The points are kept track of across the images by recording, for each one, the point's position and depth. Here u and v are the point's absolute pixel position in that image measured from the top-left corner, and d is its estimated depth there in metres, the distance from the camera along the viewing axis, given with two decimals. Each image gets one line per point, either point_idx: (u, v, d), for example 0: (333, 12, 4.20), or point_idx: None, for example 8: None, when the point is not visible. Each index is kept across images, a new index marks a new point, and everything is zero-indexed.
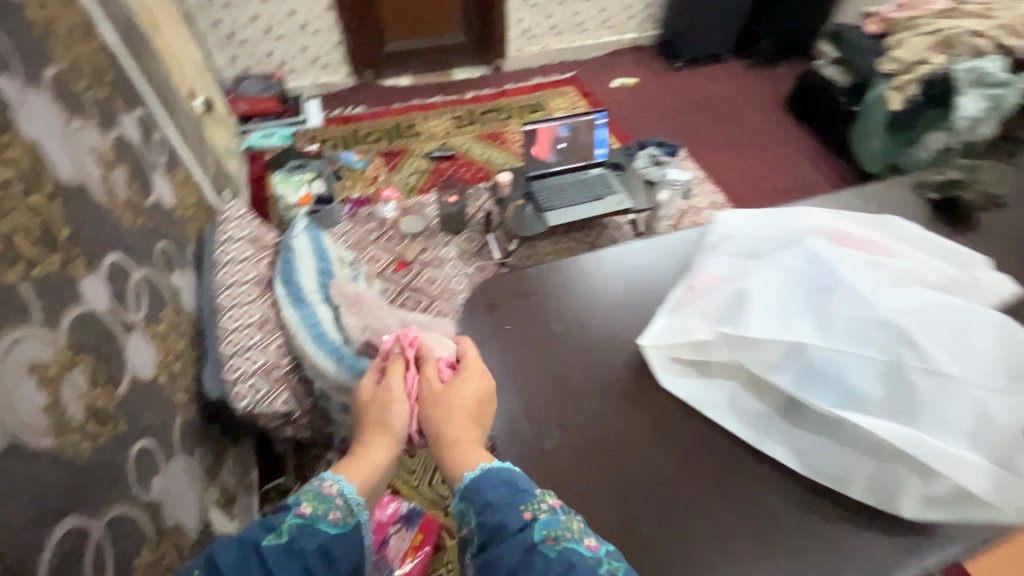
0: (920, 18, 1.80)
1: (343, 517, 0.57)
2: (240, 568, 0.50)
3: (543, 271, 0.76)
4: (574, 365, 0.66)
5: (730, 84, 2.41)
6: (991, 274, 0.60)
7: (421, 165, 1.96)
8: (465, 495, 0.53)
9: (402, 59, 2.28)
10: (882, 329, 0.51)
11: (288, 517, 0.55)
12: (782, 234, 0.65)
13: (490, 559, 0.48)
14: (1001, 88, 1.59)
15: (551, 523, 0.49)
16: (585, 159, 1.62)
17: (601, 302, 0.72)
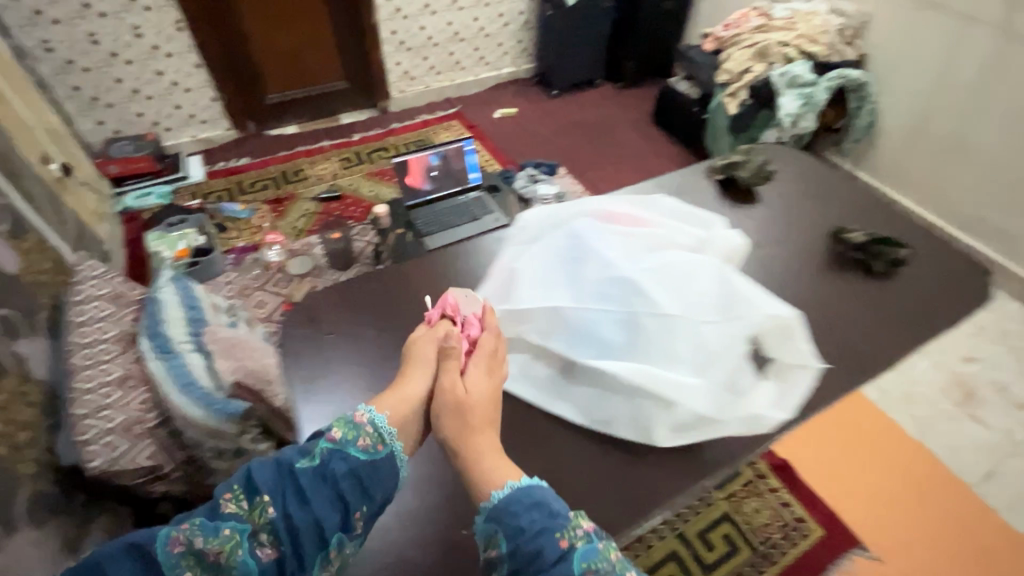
0: (742, 34, 2.05)
1: (374, 445, 0.59)
2: (276, 489, 0.55)
3: (363, 283, 0.79)
4: (387, 363, 0.70)
5: (603, 106, 2.63)
6: (726, 232, 0.71)
7: (308, 208, 1.98)
8: (494, 521, 0.52)
9: (285, 108, 2.32)
10: (624, 289, 0.63)
11: (317, 444, 0.58)
12: (562, 217, 0.75)
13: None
14: (810, 87, 1.85)
15: (588, 553, 0.49)
16: (460, 185, 1.70)
17: (416, 303, 0.77)
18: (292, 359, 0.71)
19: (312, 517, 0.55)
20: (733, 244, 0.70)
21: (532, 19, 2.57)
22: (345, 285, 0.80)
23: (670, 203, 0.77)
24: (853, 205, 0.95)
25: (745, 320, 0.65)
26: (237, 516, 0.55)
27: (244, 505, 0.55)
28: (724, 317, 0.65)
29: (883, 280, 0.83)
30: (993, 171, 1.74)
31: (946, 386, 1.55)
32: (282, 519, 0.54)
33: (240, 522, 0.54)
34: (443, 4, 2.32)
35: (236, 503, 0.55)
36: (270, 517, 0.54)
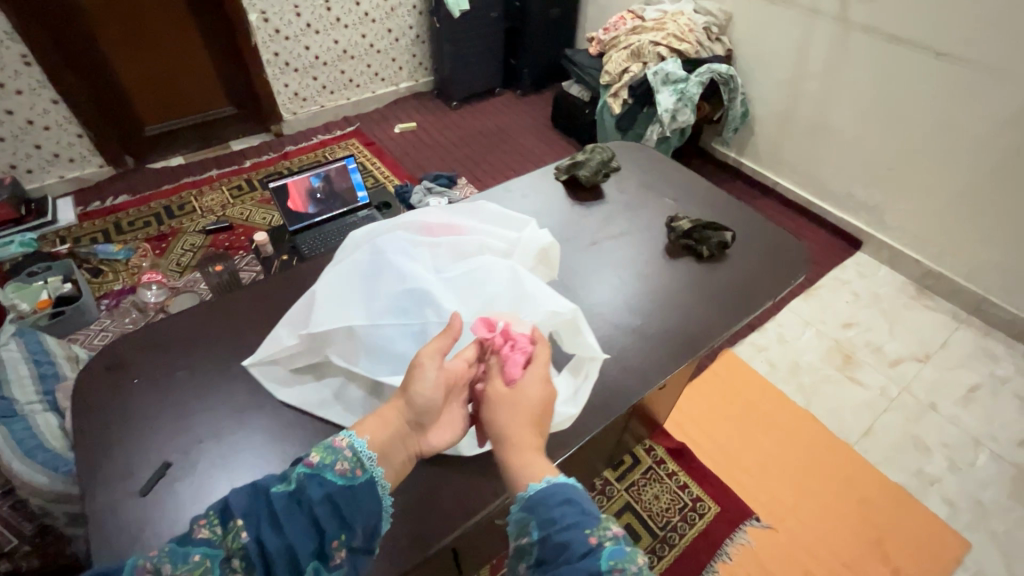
0: (620, 36, 2.13)
1: (354, 470, 0.52)
2: (250, 513, 0.47)
3: (179, 320, 0.75)
4: (194, 400, 0.65)
5: (503, 113, 2.66)
6: (535, 231, 0.78)
7: (194, 242, 1.87)
8: (529, 510, 0.50)
9: (168, 140, 2.21)
10: (415, 300, 0.64)
11: (293, 468, 0.51)
12: (374, 229, 0.73)
13: None
14: (683, 83, 1.93)
15: (617, 553, 0.45)
16: (347, 204, 1.66)
17: (236, 336, 0.73)
18: (87, 407, 0.65)
19: (286, 544, 0.46)
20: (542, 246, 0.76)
21: (422, 33, 2.57)
22: (162, 325, 0.74)
23: (490, 209, 0.81)
24: (690, 194, 1.00)
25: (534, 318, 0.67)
26: (208, 544, 0.46)
27: (217, 530, 0.47)
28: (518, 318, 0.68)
29: (711, 264, 0.87)
30: (851, 149, 1.87)
31: (828, 352, 1.65)
32: (256, 546, 0.46)
33: (208, 551, 0.45)
34: (325, 23, 2.28)
35: (208, 527, 0.47)
36: (245, 543, 0.46)
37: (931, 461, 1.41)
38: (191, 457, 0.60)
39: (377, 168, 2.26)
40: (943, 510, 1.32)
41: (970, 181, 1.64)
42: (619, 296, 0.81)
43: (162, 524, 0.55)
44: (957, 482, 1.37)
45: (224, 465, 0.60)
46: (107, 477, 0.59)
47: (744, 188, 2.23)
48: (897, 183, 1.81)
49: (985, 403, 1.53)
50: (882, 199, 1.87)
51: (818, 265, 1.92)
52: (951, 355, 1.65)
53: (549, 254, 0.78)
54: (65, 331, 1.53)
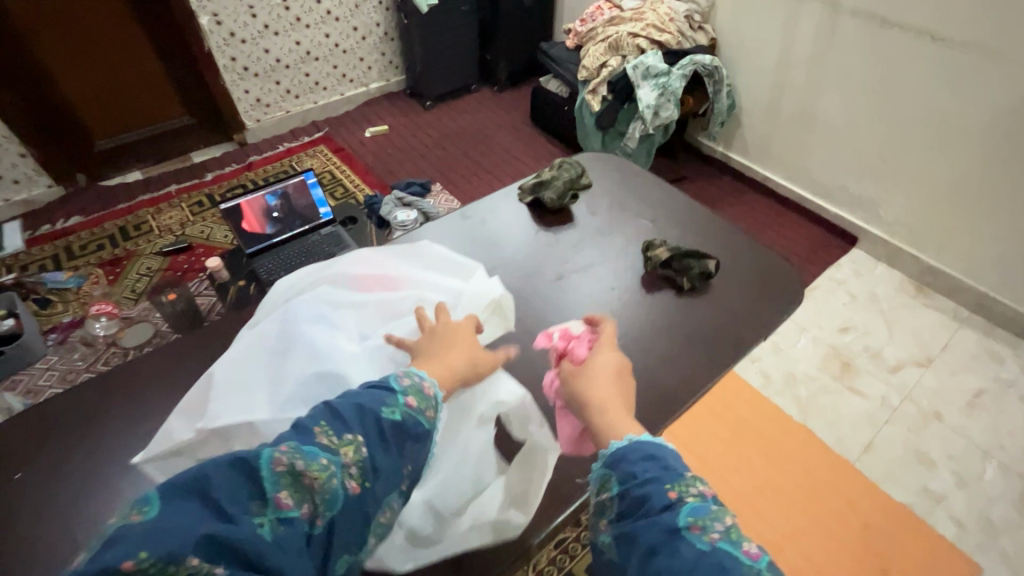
0: (598, 28, 2.00)
1: (435, 417, 0.51)
2: (365, 434, 0.44)
3: (78, 403, 0.69)
4: (85, 502, 0.60)
5: (480, 112, 2.53)
6: (484, 282, 0.71)
7: (151, 265, 1.75)
8: (610, 465, 0.48)
9: (122, 154, 2.08)
10: (330, 382, 0.53)
11: (395, 399, 0.48)
12: (292, 290, 0.65)
13: (632, 535, 0.43)
14: (665, 76, 1.81)
15: (699, 511, 0.42)
16: (308, 222, 1.54)
17: (140, 422, 0.68)
18: None
19: (390, 469, 0.44)
20: (489, 297, 0.69)
21: (391, 30, 2.44)
22: (57, 408, 0.69)
23: (435, 254, 0.73)
24: (669, 212, 0.89)
25: (475, 415, 0.60)
26: (328, 450, 0.42)
27: (335, 439, 0.42)
28: (461, 411, 0.60)
29: (692, 297, 0.76)
30: (843, 140, 1.77)
31: (825, 360, 1.56)
32: (372, 463, 0.43)
33: (331, 457, 0.41)
34: (285, 23, 2.14)
35: (324, 434, 0.42)
36: (366, 458, 0.43)
37: (936, 476, 1.33)
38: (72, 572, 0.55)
39: (347, 176, 2.14)
40: (951, 530, 1.25)
41: (970, 171, 1.54)
42: None
43: None
44: (964, 499, 1.29)
45: None
46: None
47: (733, 185, 2.13)
48: (890, 177, 1.72)
49: (990, 410, 1.45)
50: (877, 193, 1.77)
51: (812, 265, 1.82)
52: (953, 358, 1.56)
53: (500, 304, 0.71)
54: (8, 371, 1.42)
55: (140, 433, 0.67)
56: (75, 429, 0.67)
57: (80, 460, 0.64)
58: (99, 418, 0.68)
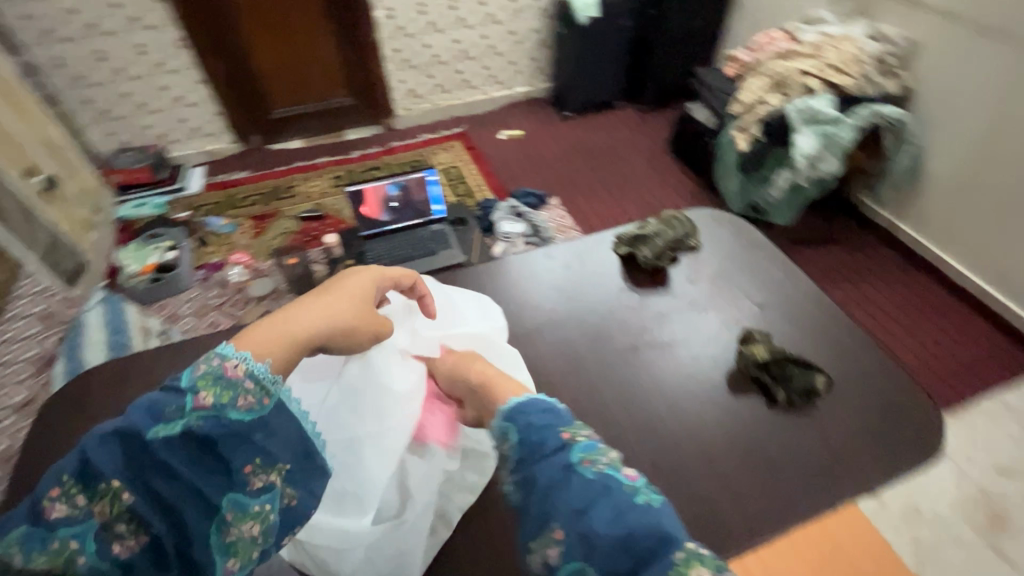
0: (765, 59, 1.79)
1: (260, 401, 0.41)
2: (131, 471, 0.35)
3: (148, 357, 0.74)
4: None
5: (618, 130, 2.44)
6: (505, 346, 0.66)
7: (288, 226, 1.96)
8: (506, 417, 0.42)
9: (290, 123, 2.35)
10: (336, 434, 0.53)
11: (181, 407, 0.38)
12: None
13: (528, 483, 0.37)
14: (832, 124, 1.57)
15: (590, 447, 0.38)
16: (420, 217, 1.61)
17: None
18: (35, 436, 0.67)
19: (194, 488, 0.36)
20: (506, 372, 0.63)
21: (547, 38, 2.44)
22: (135, 357, 0.74)
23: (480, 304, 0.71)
24: (783, 301, 0.76)
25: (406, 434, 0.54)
26: (73, 519, 0.35)
27: (80, 500, 0.35)
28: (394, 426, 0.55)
29: (787, 415, 0.63)
30: None
31: (969, 504, 1.24)
32: (149, 504, 0.35)
33: (79, 525, 0.34)
34: (448, 22, 2.25)
35: (63, 502, 0.35)
36: (129, 505, 0.35)
37: None
38: None
39: (471, 176, 2.19)
40: None
41: None
42: (641, 437, 0.62)
43: None
44: None
45: None
46: None
47: (892, 261, 1.80)
48: None
49: None
50: None
51: (981, 380, 1.47)
52: None
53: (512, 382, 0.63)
54: (161, 295, 1.68)
55: None
56: (141, 381, 0.72)
57: None
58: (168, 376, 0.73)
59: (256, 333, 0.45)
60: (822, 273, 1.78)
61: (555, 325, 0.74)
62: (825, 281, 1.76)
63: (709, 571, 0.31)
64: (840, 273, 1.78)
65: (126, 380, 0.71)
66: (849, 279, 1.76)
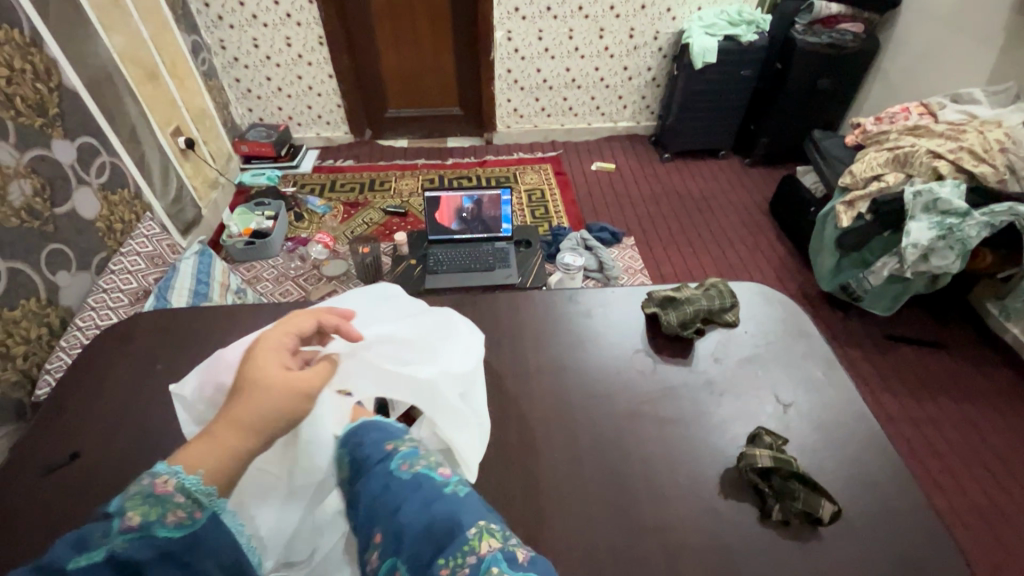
0: (891, 132, 1.62)
1: (189, 516, 0.43)
2: None
3: (193, 315, 0.84)
4: (147, 396, 0.74)
5: (715, 181, 2.33)
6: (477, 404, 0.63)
7: (373, 217, 2.10)
8: (343, 445, 0.53)
9: (400, 124, 2.53)
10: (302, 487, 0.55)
11: (108, 532, 0.40)
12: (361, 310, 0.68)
13: (357, 495, 0.47)
14: (956, 216, 1.37)
15: (410, 454, 0.49)
16: (488, 231, 1.64)
17: (213, 350, 0.79)
18: (93, 362, 0.79)
19: None
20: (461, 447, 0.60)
21: (661, 77, 2.40)
22: (184, 313, 0.85)
23: (468, 344, 0.67)
24: (816, 405, 0.67)
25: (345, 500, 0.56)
26: None
27: None
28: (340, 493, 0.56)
29: (781, 536, 0.56)
30: None
31: None
32: None
33: None
34: (563, 50, 2.30)
35: None
36: None
37: None
38: (96, 452, 0.67)
39: (553, 200, 2.20)
40: None
41: None
42: (607, 512, 0.58)
43: (53, 494, 0.64)
44: None
45: (116, 467, 0.66)
46: (60, 431, 0.71)
47: (1011, 386, 1.53)
48: None
49: None
50: None
51: None
52: None
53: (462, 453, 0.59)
54: (252, 257, 1.88)
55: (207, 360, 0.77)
56: (178, 335, 0.81)
57: (167, 363, 0.78)
58: (202, 335, 0.81)
59: (193, 447, 0.44)
60: (916, 381, 1.56)
61: (557, 371, 0.72)
62: (917, 391, 1.54)
63: (496, 538, 0.40)
64: (941, 386, 1.54)
65: (168, 332, 0.81)
66: (950, 395, 1.52)
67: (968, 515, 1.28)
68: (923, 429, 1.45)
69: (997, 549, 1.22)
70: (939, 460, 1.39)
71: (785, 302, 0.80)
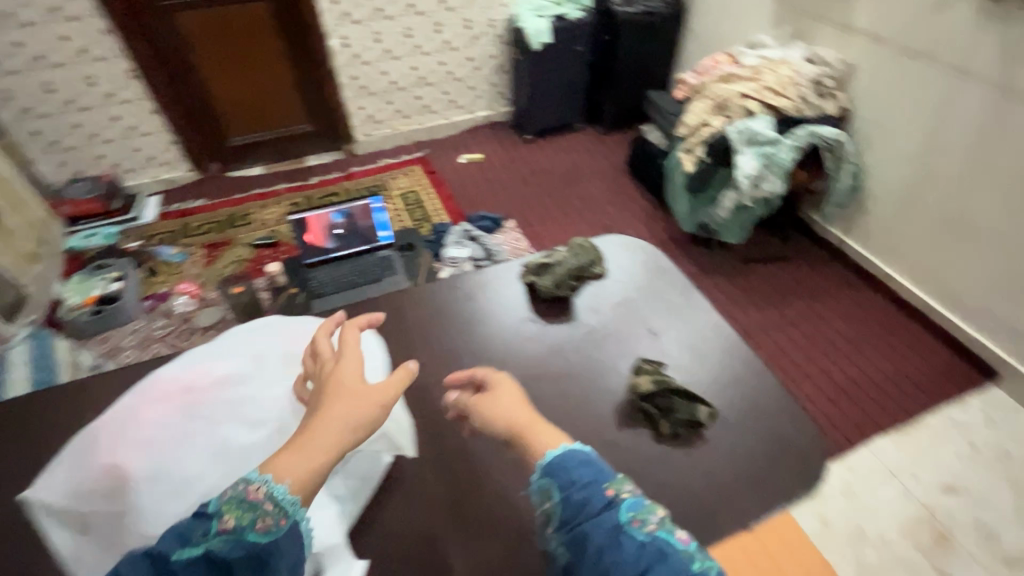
0: (708, 82, 1.82)
1: (275, 522, 0.46)
2: None
3: (26, 403, 0.73)
4: None
5: (578, 152, 2.46)
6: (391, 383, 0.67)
7: (241, 254, 1.95)
8: (547, 473, 0.50)
9: (250, 151, 2.35)
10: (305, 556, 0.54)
11: (209, 530, 0.44)
12: (235, 345, 0.66)
13: (576, 537, 0.46)
14: (771, 146, 1.60)
15: (636, 505, 0.47)
16: (368, 243, 1.52)
17: (62, 435, 0.69)
18: None
19: None
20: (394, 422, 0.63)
21: (506, 63, 2.47)
22: (12, 404, 0.73)
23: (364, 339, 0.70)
24: (682, 329, 0.75)
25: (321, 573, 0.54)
26: None
27: None
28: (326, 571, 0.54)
29: (672, 449, 0.62)
30: (988, 250, 1.45)
31: (913, 525, 1.26)
32: None
33: None
34: (405, 49, 2.27)
35: None
36: None
37: None
38: None
39: (429, 200, 2.19)
40: None
41: None
42: None
43: None
44: None
45: None
46: None
47: (843, 278, 1.82)
48: None
49: None
50: None
51: (923, 394, 1.50)
52: None
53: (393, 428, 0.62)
54: (104, 326, 1.66)
55: (56, 449, 0.68)
56: (10, 430, 0.70)
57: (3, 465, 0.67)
58: (42, 422, 0.70)
59: (282, 460, 0.48)
60: (770, 290, 1.80)
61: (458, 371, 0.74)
62: (776, 299, 1.77)
63: None
64: (794, 291, 1.79)
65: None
66: (803, 297, 1.77)
67: (834, 392, 1.52)
68: (786, 330, 1.69)
69: (857, 413, 1.47)
70: (803, 351, 1.63)
71: (643, 248, 0.87)
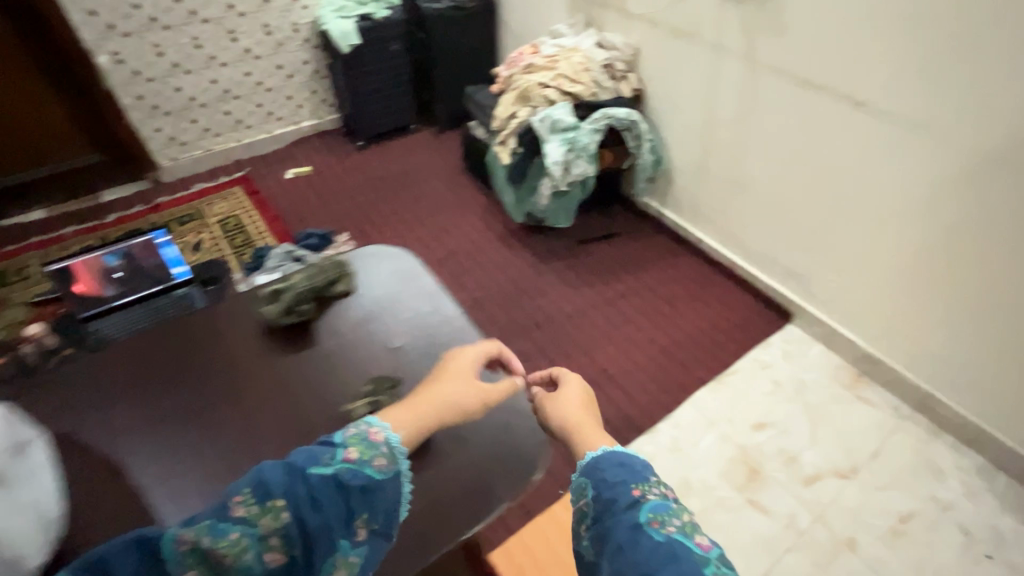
0: (514, 74, 1.85)
1: (389, 464, 0.57)
2: (290, 495, 0.49)
3: None
4: None
5: (415, 155, 2.40)
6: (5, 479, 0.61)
7: (14, 316, 1.65)
8: (591, 471, 0.56)
9: (23, 193, 2.01)
10: None
11: (341, 452, 0.55)
12: None
13: (603, 529, 0.50)
14: (573, 132, 1.66)
15: (659, 508, 0.50)
16: (160, 282, 1.38)
17: None
18: None
19: (324, 522, 0.50)
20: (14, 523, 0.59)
21: (322, 68, 2.33)
22: None
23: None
24: None
25: None
26: (244, 524, 0.47)
27: (254, 509, 0.48)
28: None
29: None
30: (767, 206, 1.62)
31: (730, 465, 1.38)
32: (295, 529, 0.48)
33: (246, 530, 0.47)
34: (197, 62, 2.06)
35: (245, 505, 0.48)
36: (281, 530, 0.48)
37: None
38: None
39: (251, 223, 2.01)
40: None
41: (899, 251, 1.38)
42: None
43: None
44: None
45: None
46: None
47: (667, 247, 1.94)
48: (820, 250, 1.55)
49: (917, 539, 1.27)
50: (809, 268, 1.60)
51: (735, 344, 1.65)
52: (881, 471, 1.37)
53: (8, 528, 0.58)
54: None
55: None
56: None
57: None
58: None
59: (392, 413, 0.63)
60: (599, 268, 1.88)
61: (151, 427, 0.77)
62: (608, 276, 1.85)
63: None
64: (623, 265, 1.88)
65: None
66: (632, 270, 1.87)
67: (660, 355, 1.62)
68: (618, 303, 1.77)
69: (680, 371, 1.58)
70: (632, 322, 1.71)
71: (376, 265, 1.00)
